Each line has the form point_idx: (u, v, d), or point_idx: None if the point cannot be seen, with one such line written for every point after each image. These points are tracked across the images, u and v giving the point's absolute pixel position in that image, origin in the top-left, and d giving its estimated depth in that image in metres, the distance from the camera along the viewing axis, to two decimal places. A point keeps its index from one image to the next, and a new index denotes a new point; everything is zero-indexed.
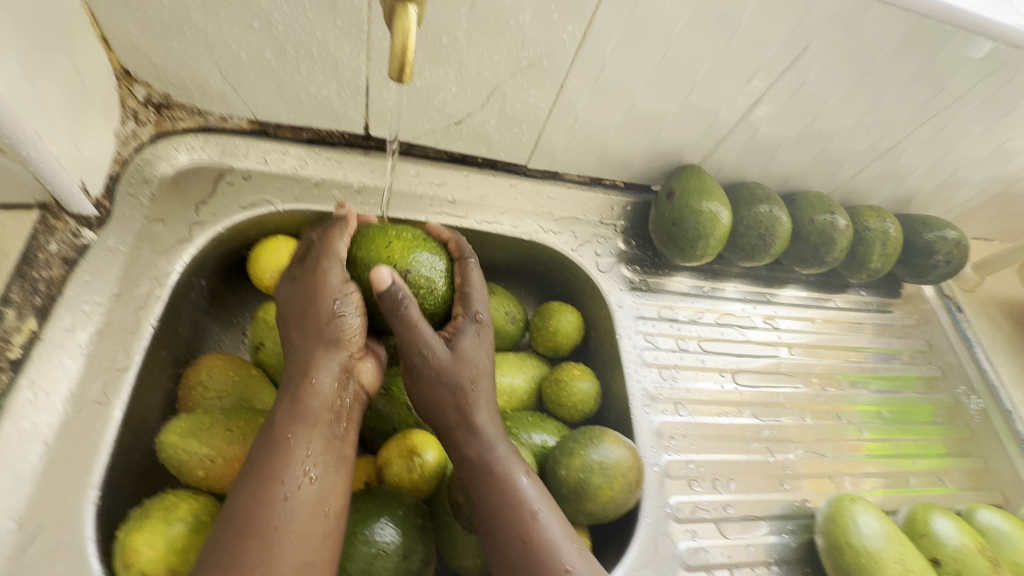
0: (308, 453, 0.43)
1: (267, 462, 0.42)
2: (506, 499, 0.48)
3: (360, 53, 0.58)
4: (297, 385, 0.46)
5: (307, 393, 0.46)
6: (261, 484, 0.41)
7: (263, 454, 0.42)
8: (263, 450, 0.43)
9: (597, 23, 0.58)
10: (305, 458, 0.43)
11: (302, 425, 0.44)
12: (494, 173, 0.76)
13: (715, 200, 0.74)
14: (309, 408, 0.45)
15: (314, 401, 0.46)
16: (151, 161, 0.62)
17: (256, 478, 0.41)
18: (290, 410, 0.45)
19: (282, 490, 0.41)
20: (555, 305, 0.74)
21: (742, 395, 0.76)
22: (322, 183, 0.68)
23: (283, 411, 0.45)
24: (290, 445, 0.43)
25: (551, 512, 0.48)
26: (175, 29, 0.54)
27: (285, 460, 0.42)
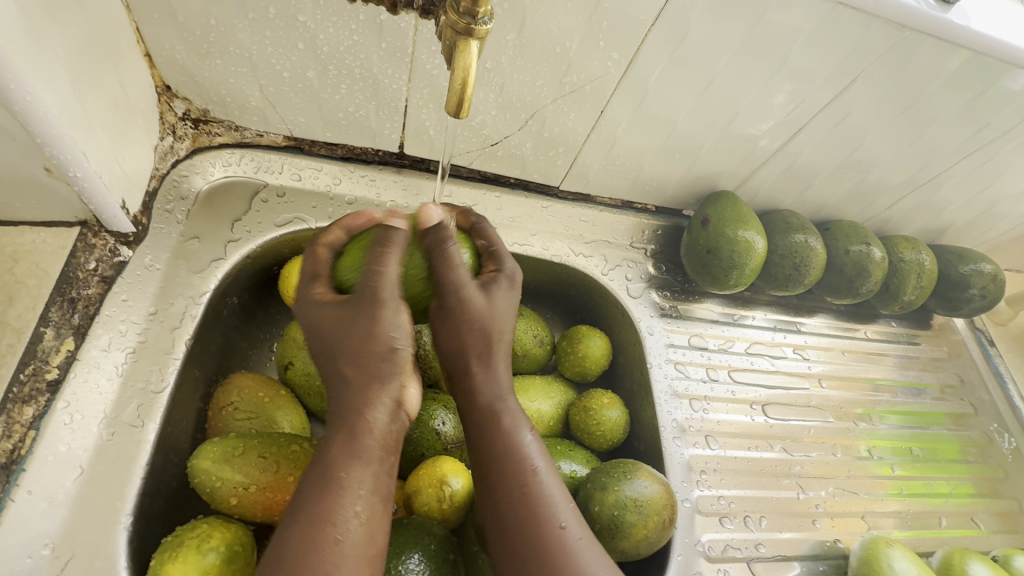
0: (361, 493, 0.40)
1: (316, 504, 0.39)
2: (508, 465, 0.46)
3: (402, 75, 0.58)
4: (347, 417, 0.43)
5: (360, 427, 0.42)
6: (311, 527, 0.38)
7: (316, 494, 0.40)
8: (311, 490, 0.40)
9: (645, 51, 0.57)
10: (356, 498, 0.40)
11: (356, 464, 0.41)
12: (526, 194, 0.76)
13: (751, 229, 0.73)
14: (363, 445, 0.42)
15: (370, 440, 0.42)
16: (187, 176, 0.61)
17: (309, 517, 0.39)
18: (339, 446, 0.41)
19: (332, 532, 0.38)
20: (584, 329, 0.73)
21: (772, 428, 0.75)
22: (356, 202, 0.67)
23: (336, 448, 0.42)
24: (342, 485, 0.40)
25: (558, 488, 0.46)
26: (220, 48, 0.54)
27: (336, 501, 0.40)
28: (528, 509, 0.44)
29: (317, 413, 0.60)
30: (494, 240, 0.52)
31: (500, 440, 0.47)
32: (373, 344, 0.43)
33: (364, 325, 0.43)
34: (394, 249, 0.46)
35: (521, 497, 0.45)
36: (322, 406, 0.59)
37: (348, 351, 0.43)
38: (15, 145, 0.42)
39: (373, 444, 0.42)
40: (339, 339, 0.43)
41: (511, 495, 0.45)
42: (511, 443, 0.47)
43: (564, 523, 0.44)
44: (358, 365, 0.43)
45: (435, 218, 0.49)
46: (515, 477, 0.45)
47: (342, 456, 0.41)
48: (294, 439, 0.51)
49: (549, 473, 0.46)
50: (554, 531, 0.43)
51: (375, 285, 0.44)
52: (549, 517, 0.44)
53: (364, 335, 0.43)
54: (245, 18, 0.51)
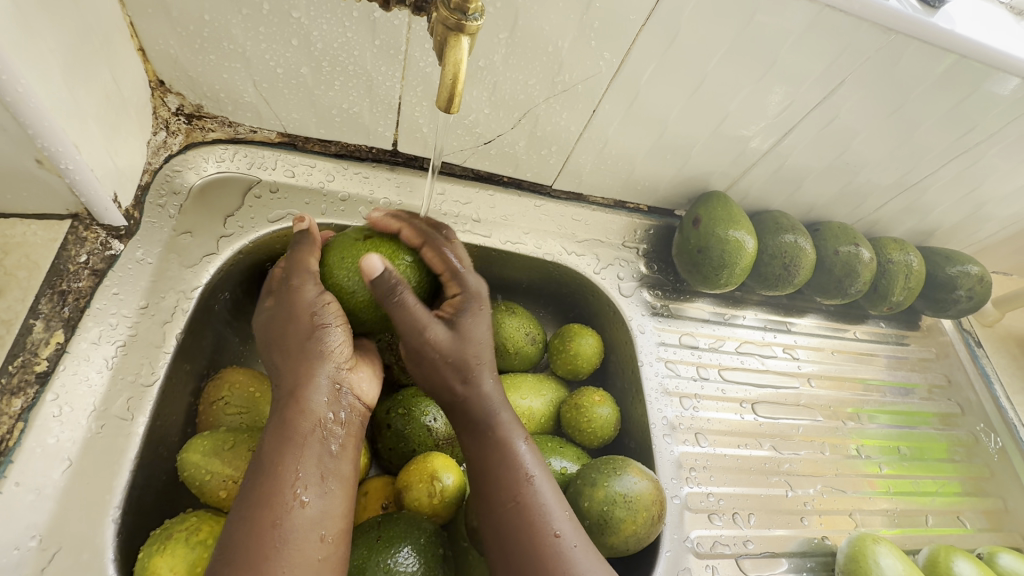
0: (304, 477, 0.41)
1: (267, 485, 0.40)
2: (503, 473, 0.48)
3: (396, 72, 0.58)
4: (284, 401, 0.44)
5: (303, 416, 0.43)
6: (263, 509, 0.39)
7: (258, 482, 0.40)
8: (267, 475, 0.40)
9: (636, 51, 0.58)
10: (297, 480, 0.40)
11: (292, 449, 0.41)
12: (519, 193, 0.76)
13: (741, 229, 0.73)
14: (300, 432, 0.42)
15: (315, 424, 0.43)
16: (180, 171, 0.61)
17: (254, 503, 0.39)
18: (288, 430, 0.43)
19: (274, 518, 0.38)
20: (575, 327, 0.74)
21: (762, 427, 0.75)
22: (349, 199, 0.68)
23: (280, 434, 0.42)
24: (296, 470, 0.41)
25: (553, 493, 0.48)
26: (214, 44, 0.54)
27: (279, 485, 0.40)
28: (524, 517, 0.45)
29: None
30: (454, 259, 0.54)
31: (497, 449, 0.49)
32: (304, 333, 0.47)
33: (282, 307, 0.49)
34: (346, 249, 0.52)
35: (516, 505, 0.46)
36: None
37: (278, 343, 0.48)
38: (7, 136, 0.42)
39: (309, 428, 0.43)
40: (274, 330, 0.49)
41: (505, 507, 0.46)
42: (509, 449, 0.49)
43: (558, 532, 0.45)
44: (285, 352, 0.47)
45: (379, 267, 0.49)
46: (510, 483, 0.47)
47: (291, 441, 0.42)
48: None
49: (546, 481, 0.48)
50: (548, 539, 0.44)
51: (291, 275, 0.51)
52: (542, 527, 0.45)
53: (308, 330, 0.47)
54: (238, 14, 0.52)
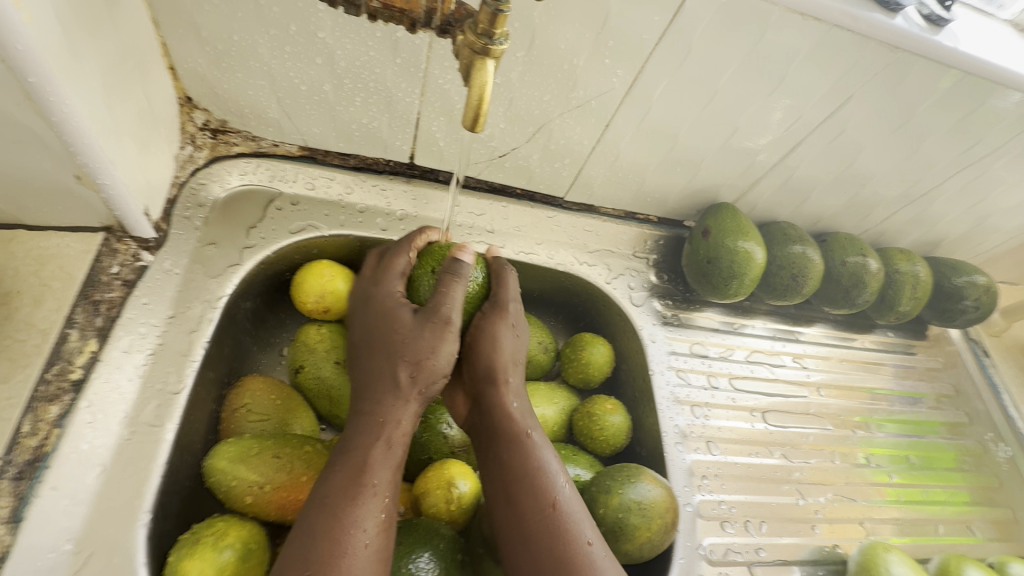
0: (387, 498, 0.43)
1: (347, 501, 0.42)
2: (537, 486, 0.48)
3: (415, 89, 0.60)
4: (373, 423, 0.46)
5: (393, 437, 0.46)
6: (338, 526, 0.40)
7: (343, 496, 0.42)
8: (342, 489, 0.42)
9: (649, 68, 0.59)
10: (382, 503, 0.43)
11: (384, 469, 0.44)
12: (532, 205, 0.78)
13: (750, 240, 0.75)
14: (394, 455, 0.45)
15: (398, 443, 0.46)
16: (205, 184, 0.63)
17: (329, 516, 0.41)
18: (372, 450, 0.45)
19: (360, 537, 0.40)
20: (587, 336, 0.75)
21: (772, 435, 0.76)
22: (367, 210, 0.70)
23: (357, 449, 0.45)
24: (374, 489, 0.43)
25: (579, 507, 0.48)
26: (241, 62, 0.56)
27: (365, 503, 0.42)
28: (556, 533, 0.46)
29: (326, 416, 0.61)
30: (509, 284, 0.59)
31: (521, 465, 0.50)
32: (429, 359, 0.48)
33: (431, 340, 0.49)
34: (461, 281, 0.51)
35: (548, 517, 0.47)
36: (331, 409, 0.60)
37: (402, 358, 0.48)
38: (49, 153, 0.44)
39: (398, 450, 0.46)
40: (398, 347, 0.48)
41: (535, 521, 0.47)
42: (534, 464, 0.50)
43: (590, 540, 0.46)
44: (411, 376, 0.48)
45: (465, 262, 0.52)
46: (537, 500, 0.48)
47: (376, 457, 0.45)
48: (308, 440, 0.52)
49: (574, 495, 0.49)
50: (581, 548, 0.45)
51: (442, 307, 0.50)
52: (575, 536, 0.46)
53: (417, 341, 0.48)
54: (266, 34, 0.54)
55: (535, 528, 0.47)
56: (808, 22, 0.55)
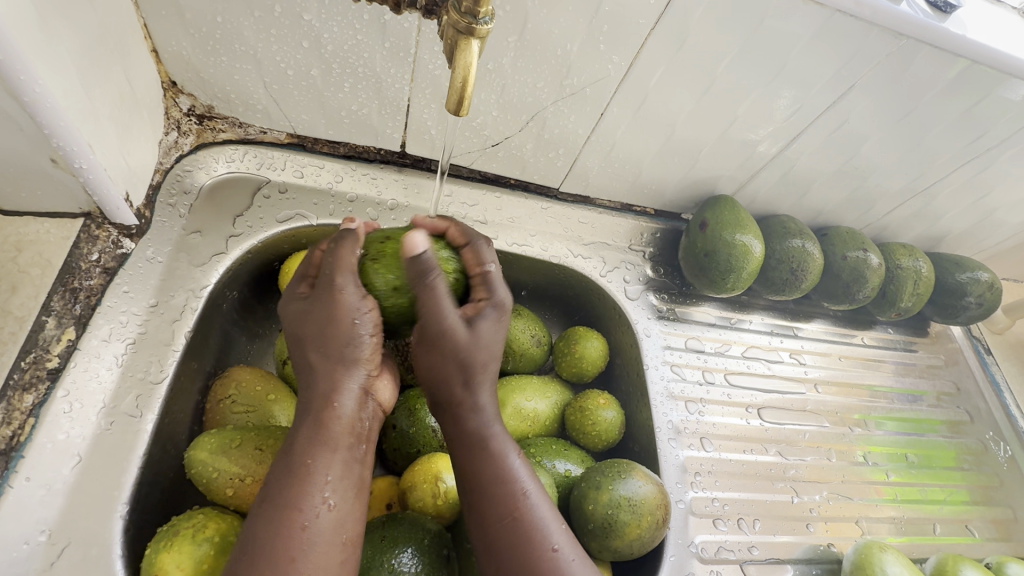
0: (330, 480, 0.41)
1: (283, 491, 0.40)
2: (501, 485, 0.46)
3: (405, 74, 0.58)
4: (314, 404, 0.43)
5: (328, 415, 0.43)
6: (280, 513, 0.39)
7: (284, 481, 0.40)
8: (280, 478, 0.40)
9: (645, 55, 0.58)
10: (325, 484, 0.40)
11: (323, 450, 0.41)
12: (526, 195, 0.76)
13: (749, 233, 0.73)
14: (331, 434, 0.42)
15: (337, 426, 0.43)
16: (190, 171, 0.62)
17: (275, 505, 0.39)
18: (307, 432, 0.42)
19: (298, 520, 0.39)
20: (581, 330, 0.74)
21: (767, 432, 0.75)
22: (357, 200, 0.68)
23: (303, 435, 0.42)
24: (309, 471, 0.40)
25: (548, 509, 0.46)
26: (226, 45, 0.55)
27: (303, 489, 0.40)
28: (521, 537, 0.44)
29: None
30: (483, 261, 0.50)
31: (486, 460, 0.47)
32: (336, 327, 0.45)
33: (322, 309, 0.45)
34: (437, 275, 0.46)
35: (514, 517, 0.45)
36: None
37: (310, 340, 0.45)
38: (23, 135, 0.43)
39: (341, 431, 0.43)
40: (311, 330, 0.45)
41: (500, 525, 0.45)
42: (497, 468, 0.46)
43: (556, 545, 0.44)
44: (322, 352, 0.44)
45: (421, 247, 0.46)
46: (503, 495, 0.45)
47: (316, 448, 0.42)
48: (291, 432, 0.51)
49: (541, 497, 0.46)
50: (547, 554, 0.43)
51: (332, 270, 0.46)
52: (541, 541, 0.44)
53: (326, 320, 0.45)
54: (251, 16, 0.52)
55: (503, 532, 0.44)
56: (810, 7, 0.54)
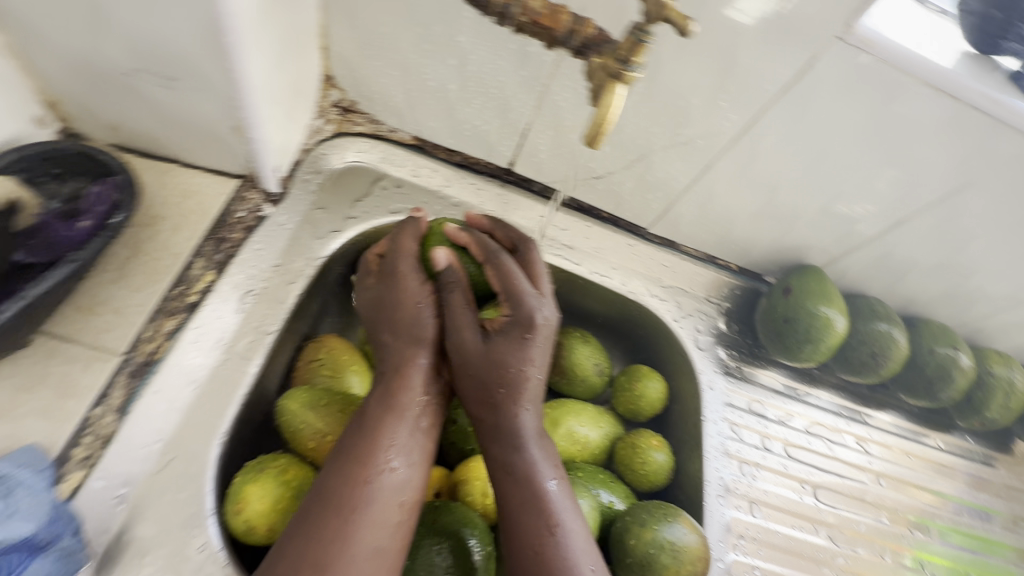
0: (391, 448, 0.48)
1: (349, 447, 0.48)
2: (535, 511, 0.48)
3: (532, 101, 0.64)
4: (387, 377, 0.52)
5: (398, 391, 0.51)
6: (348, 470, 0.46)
7: (353, 440, 0.48)
8: (351, 438, 0.48)
9: (763, 118, 0.60)
10: (388, 452, 0.48)
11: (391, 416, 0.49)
12: (615, 230, 0.79)
13: (834, 307, 0.72)
14: (398, 401, 0.50)
15: (403, 399, 0.51)
16: (325, 154, 0.69)
17: (344, 461, 0.47)
18: (377, 403, 0.50)
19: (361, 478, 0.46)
20: (643, 369, 0.75)
21: (820, 513, 0.72)
22: (460, 205, 0.74)
23: (374, 402, 0.50)
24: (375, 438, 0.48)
25: (577, 542, 0.48)
26: (384, 52, 0.62)
27: (371, 450, 0.47)
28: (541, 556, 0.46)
29: None
30: (509, 281, 0.54)
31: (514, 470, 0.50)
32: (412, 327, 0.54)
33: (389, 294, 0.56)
34: (457, 287, 0.55)
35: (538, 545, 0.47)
36: None
37: (384, 325, 0.55)
38: (221, 106, 0.50)
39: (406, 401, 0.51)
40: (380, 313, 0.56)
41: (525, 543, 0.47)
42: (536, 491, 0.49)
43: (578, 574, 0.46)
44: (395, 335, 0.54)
45: (445, 262, 0.56)
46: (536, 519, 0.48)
47: (388, 426, 0.49)
48: None
49: (574, 530, 0.48)
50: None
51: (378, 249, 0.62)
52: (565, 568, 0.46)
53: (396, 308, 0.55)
54: (413, 32, 0.59)
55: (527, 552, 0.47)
56: (941, 97, 0.54)
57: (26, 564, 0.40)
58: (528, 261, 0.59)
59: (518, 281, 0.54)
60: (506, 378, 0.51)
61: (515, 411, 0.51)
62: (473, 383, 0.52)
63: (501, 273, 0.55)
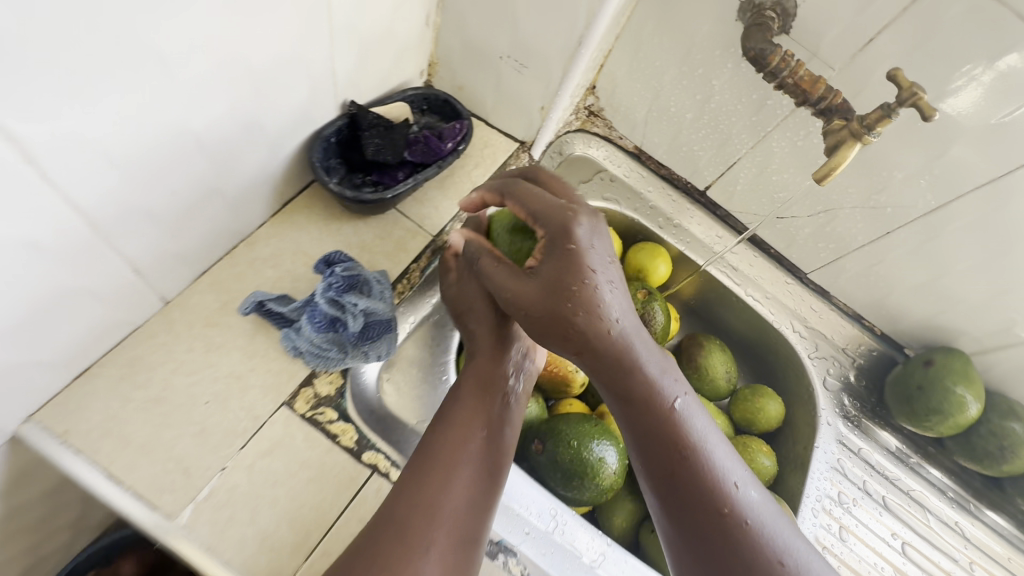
0: (458, 461, 0.51)
1: (419, 458, 0.52)
2: (670, 441, 0.48)
3: (751, 141, 0.78)
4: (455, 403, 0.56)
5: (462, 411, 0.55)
6: (426, 479, 0.50)
7: (427, 454, 0.52)
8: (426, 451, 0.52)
9: (957, 204, 0.70)
10: (460, 464, 0.51)
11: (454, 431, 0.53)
12: (778, 266, 0.90)
13: (971, 390, 0.78)
14: (465, 416, 0.54)
15: (468, 416, 0.54)
16: (568, 142, 0.89)
17: (422, 467, 0.51)
18: (444, 421, 0.54)
19: (444, 483, 0.50)
20: (766, 390, 0.86)
21: (903, 566, 0.78)
22: (655, 208, 0.90)
23: (442, 423, 0.54)
24: (445, 449, 0.52)
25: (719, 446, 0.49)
26: (647, 78, 0.81)
27: (443, 461, 0.51)
28: (691, 479, 0.47)
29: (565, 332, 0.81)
30: (529, 205, 0.52)
31: (635, 418, 0.49)
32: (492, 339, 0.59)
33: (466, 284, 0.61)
34: (480, 250, 0.54)
35: (684, 463, 0.48)
36: None
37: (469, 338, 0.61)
38: (545, 90, 0.71)
39: (475, 416, 0.55)
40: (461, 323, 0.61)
41: (672, 480, 0.48)
42: (662, 422, 0.48)
43: (733, 481, 0.48)
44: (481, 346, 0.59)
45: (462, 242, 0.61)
46: (676, 449, 0.48)
47: (452, 441, 0.53)
48: None
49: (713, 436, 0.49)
50: (727, 490, 0.47)
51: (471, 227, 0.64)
52: (716, 487, 0.47)
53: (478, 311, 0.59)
54: (677, 69, 0.77)
55: (677, 484, 0.48)
56: None
57: (380, 334, 0.59)
58: (549, 182, 0.57)
59: (541, 200, 0.52)
60: (572, 299, 0.47)
61: (609, 334, 0.47)
62: (543, 323, 0.48)
63: (521, 198, 0.53)
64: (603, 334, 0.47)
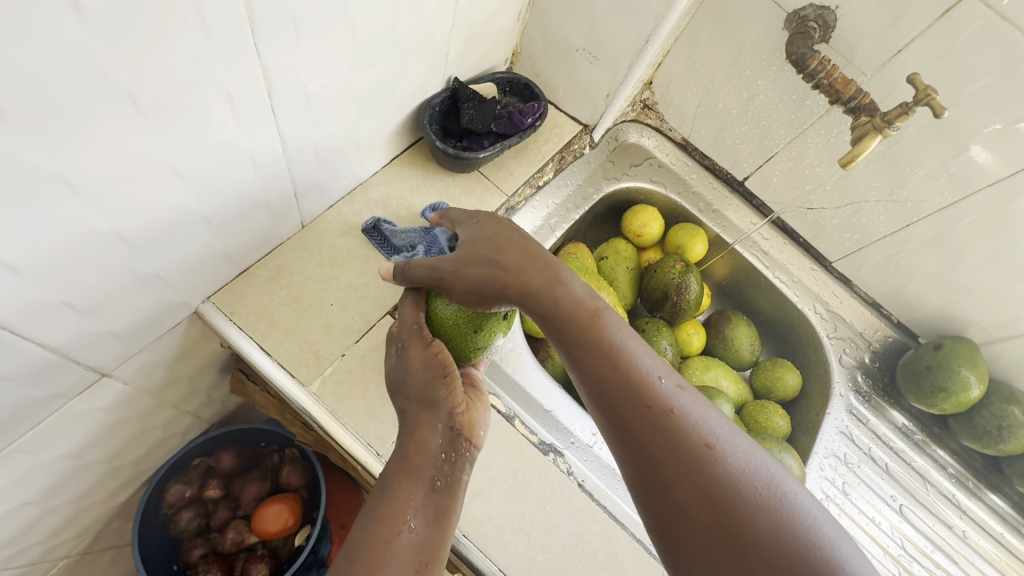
0: (409, 505, 0.48)
1: (367, 508, 0.49)
2: (604, 358, 0.49)
3: (788, 136, 0.89)
4: (402, 448, 0.52)
5: (413, 449, 0.51)
6: (373, 528, 0.47)
7: (372, 505, 0.49)
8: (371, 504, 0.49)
9: (971, 199, 0.79)
10: (407, 512, 0.48)
11: (401, 475, 0.50)
12: (805, 254, 1.00)
13: (975, 373, 0.86)
14: (414, 464, 0.50)
15: (417, 458, 0.51)
16: (622, 130, 1.01)
17: (371, 518, 0.48)
18: (391, 467, 0.51)
19: (395, 530, 0.47)
20: (786, 364, 0.96)
21: (900, 522, 0.86)
22: (696, 193, 1.01)
23: (392, 469, 0.51)
24: (392, 495, 0.49)
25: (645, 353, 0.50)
26: (698, 77, 0.92)
27: (389, 512, 0.48)
28: (624, 382, 0.48)
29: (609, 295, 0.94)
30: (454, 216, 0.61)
31: (568, 343, 0.51)
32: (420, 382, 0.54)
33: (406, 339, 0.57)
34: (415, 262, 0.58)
35: (613, 368, 0.48)
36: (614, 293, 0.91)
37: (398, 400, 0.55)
38: (611, 80, 0.83)
39: (422, 460, 0.51)
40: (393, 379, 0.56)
41: (609, 393, 0.48)
42: (590, 337, 0.50)
43: (659, 375, 0.48)
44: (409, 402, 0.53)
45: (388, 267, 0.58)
46: (608, 361, 0.49)
47: (402, 489, 0.49)
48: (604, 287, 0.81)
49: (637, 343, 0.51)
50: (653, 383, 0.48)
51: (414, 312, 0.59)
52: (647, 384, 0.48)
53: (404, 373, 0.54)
54: (727, 69, 0.88)
55: (614, 398, 0.48)
56: None
57: None
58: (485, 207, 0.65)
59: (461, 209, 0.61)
60: (489, 249, 0.54)
61: (525, 259, 0.53)
62: (470, 276, 0.53)
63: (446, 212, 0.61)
64: (513, 261, 0.53)
